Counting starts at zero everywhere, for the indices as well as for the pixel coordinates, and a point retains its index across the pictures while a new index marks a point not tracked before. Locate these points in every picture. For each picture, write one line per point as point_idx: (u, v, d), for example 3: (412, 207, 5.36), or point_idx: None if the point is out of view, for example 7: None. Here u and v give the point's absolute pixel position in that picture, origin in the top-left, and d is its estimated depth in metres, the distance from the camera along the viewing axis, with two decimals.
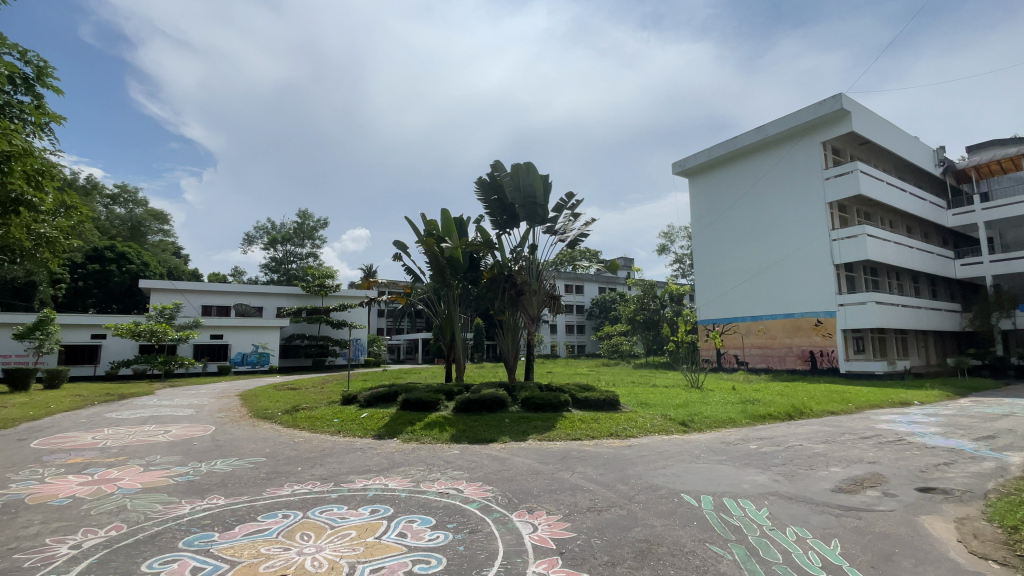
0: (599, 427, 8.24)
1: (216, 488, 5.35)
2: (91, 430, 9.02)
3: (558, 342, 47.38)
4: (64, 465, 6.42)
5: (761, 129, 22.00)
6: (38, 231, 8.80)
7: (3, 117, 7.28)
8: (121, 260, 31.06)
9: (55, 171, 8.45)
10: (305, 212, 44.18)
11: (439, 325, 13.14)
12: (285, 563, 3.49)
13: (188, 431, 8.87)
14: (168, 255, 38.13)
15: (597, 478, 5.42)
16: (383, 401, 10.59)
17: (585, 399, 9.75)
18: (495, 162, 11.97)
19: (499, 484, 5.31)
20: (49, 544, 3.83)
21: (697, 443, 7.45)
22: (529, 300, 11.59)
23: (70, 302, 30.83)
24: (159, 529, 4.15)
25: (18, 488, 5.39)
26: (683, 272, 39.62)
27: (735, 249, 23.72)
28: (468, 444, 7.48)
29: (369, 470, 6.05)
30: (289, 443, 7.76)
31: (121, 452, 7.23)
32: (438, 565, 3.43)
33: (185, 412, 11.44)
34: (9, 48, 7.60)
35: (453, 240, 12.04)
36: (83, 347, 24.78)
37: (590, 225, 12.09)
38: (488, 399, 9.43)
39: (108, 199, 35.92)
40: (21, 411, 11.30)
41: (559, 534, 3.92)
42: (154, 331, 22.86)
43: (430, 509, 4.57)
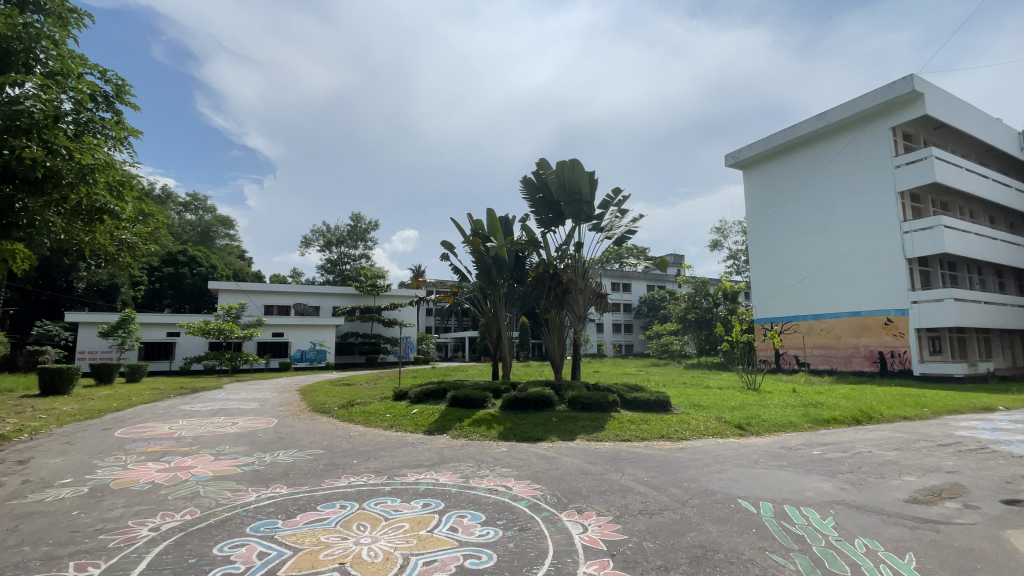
0: (649, 428, 8.06)
1: (279, 478, 5.64)
2: (167, 421, 9.76)
3: (605, 341, 46.87)
4: (144, 453, 6.98)
5: (821, 115, 20.77)
6: (121, 238, 9.52)
7: (88, 133, 7.98)
8: (192, 263, 33.54)
9: (135, 181, 9.17)
10: (358, 215, 45.95)
11: (485, 324, 13.27)
12: (343, 553, 3.63)
13: (254, 423, 9.42)
14: (234, 258, 40.73)
15: (647, 481, 5.30)
16: (433, 398, 10.83)
17: (634, 399, 9.57)
18: (540, 161, 11.92)
19: (548, 483, 5.30)
20: (131, 526, 4.18)
21: (755, 447, 7.14)
22: (575, 298, 11.51)
23: (148, 303, 33.47)
24: (229, 515, 4.43)
25: (106, 474, 5.91)
26: (737, 270, 38.12)
27: (795, 244, 22.52)
28: (516, 441, 7.50)
29: (420, 465, 6.20)
30: (345, 436, 8.09)
31: (194, 442, 7.77)
32: (489, 560, 3.46)
33: (251, 405, 12.14)
34: (92, 69, 8.28)
35: (498, 239, 12.17)
36: (160, 344, 26.84)
37: (638, 221, 11.90)
38: (534, 398, 9.44)
39: (182, 207, 38.72)
40: (108, 403, 12.40)
41: (610, 536, 3.86)
42: (222, 328, 24.43)
43: (480, 505, 4.62)
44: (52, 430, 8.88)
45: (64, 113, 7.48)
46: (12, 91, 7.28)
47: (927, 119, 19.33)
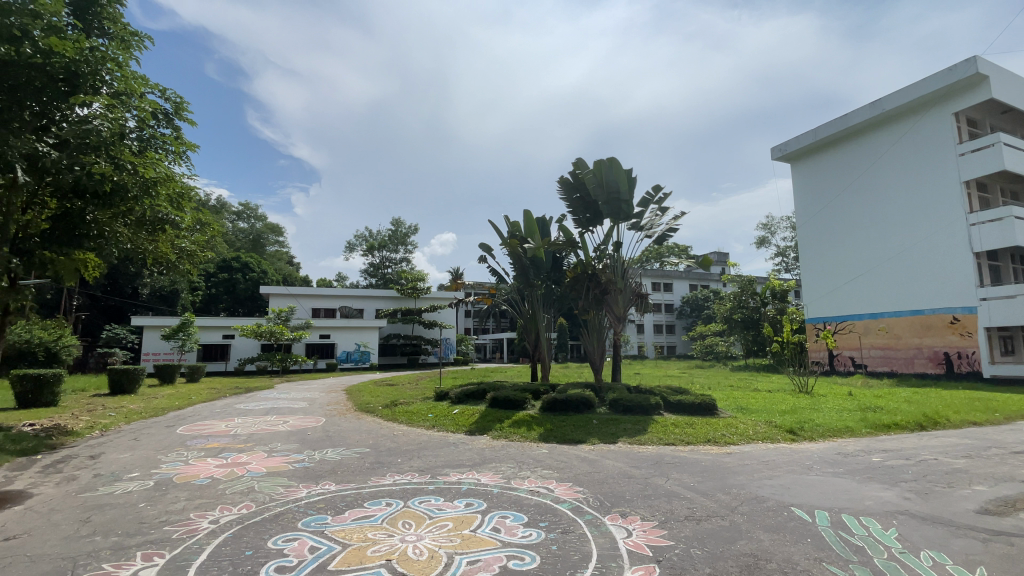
0: (694, 432, 7.84)
1: (328, 475, 5.84)
2: (224, 419, 10.30)
3: (646, 342, 46.04)
4: (204, 450, 7.39)
5: (875, 103, 19.68)
6: (181, 246, 10.11)
7: (151, 149, 8.53)
8: (245, 269, 35.36)
9: (192, 192, 9.71)
10: (398, 219, 47.08)
11: (523, 325, 13.28)
12: (390, 549, 3.71)
13: (304, 422, 9.80)
14: (283, 263, 42.60)
15: (693, 486, 5.16)
16: (473, 398, 10.95)
17: (679, 402, 9.35)
18: (576, 161, 11.82)
19: (591, 485, 5.25)
20: (193, 519, 4.43)
21: (808, 453, 6.82)
22: (614, 298, 11.34)
23: (206, 307, 35.45)
24: (281, 510, 4.62)
25: (170, 468, 6.30)
26: (786, 267, 36.59)
27: (850, 239, 21.35)
28: (557, 443, 7.46)
29: (462, 465, 6.27)
30: (389, 435, 8.28)
31: (249, 439, 8.17)
32: (533, 562, 3.46)
33: (301, 404, 12.66)
34: (154, 89, 8.84)
35: (536, 241, 12.19)
36: (217, 346, 28.35)
37: (680, 218, 11.62)
38: (574, 399, 9.38)
39: (235, 216, 40.79)
40: (171, 401, 13.21)
41: (655, 541, 3.78)
42: (273, 331, 25.53)
43: (522, 506, 4.62)
44: (122, 427, 9.54)
45: (129, 130, 8.00)
46: (83, 111, 7.81)
47: (994, 102, 17.97)
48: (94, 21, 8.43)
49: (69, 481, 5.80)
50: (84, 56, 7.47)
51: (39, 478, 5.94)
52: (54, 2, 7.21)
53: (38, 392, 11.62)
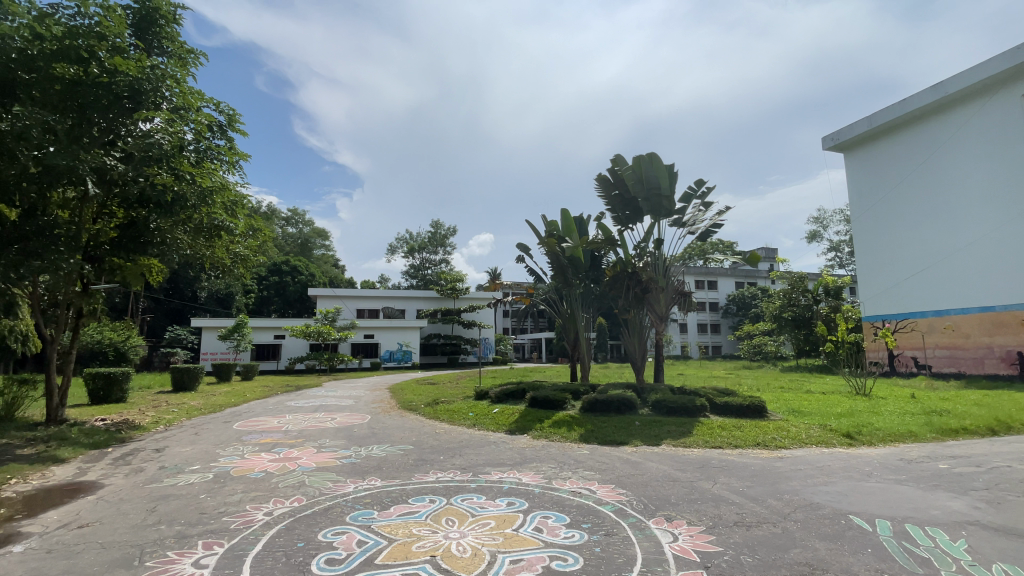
0: (742, 435, 7.57)
1: (374, 471, 6.00)
2: (276, 415, 10.77)
3: (689, 342, 44.85)
4: (258, 444, 7.76)
5: (936, 86, 18.40)
6: (235, 251, 10.61)
7: (208, 160, 9.05)
8: (294, 272, 36.94)
9: (245, 199, 10.19)
10: (438, 222, 47.87)
11: (562, 325, 13.19)
12: (434, 545, 3.78)
13: (350, 419, 10.11)
14: (329, 266, 44.17)
15: (743, 491, 4.98)
16: (513, 398, 10.97)
17: (726, 404, 9.04)
18: (615, 157, 11.63)
19: (634, 488, 5.16)
20: (249, 510, 4.66)
21: (867, 459, 6.44)
22: (656, 297, 11.08)
23: (259, 308, 37.22)
24: (330, 504, 4.78)
25: (227, 462, 6.65)
26: (840, 263, 34.80)
27: (909, 232, 20.03)
28: (598, 445, 7.37)
29: (503, 464, 6.30)
30: (431, 433, 8.42)
31: (299, 435, 8.50)
32: (576, 563, 3.43)
33: (347, 402, 13.08)
34: (209, 103, 9.33)
35: (574, 239, 12.11)
36: (269, 346, 29.70)
37: (724, 213, 11.23)
38: (615, 400, 9.23)
39: (284, 221, 42.60)
40: (228, 398, 13.95)
41: (703, 547, 3.67)
42: (321, 332, 26.37)
43: (564, 507, 4.60)
44: (183, 422, 10.15)
45: (188, 142, 8.54)
46: (144, 125, 8.41)
47: None
48: (153, 40, 8.94)
49: (136, 473, 6.22)
50: (146, 73, 7.94)
51: (110, 470, 6.39)
52: (118, 25, 7.72)
53: (109, 388, 12.53)
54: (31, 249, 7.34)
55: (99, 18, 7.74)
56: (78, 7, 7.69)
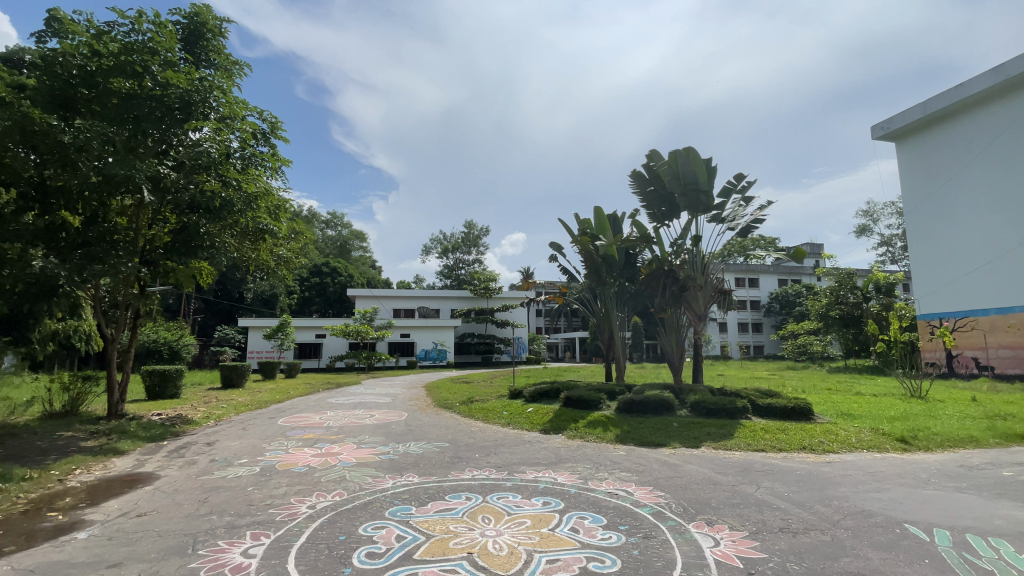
0: (787, 438, 7.29)
1: (411, 468, 6.11)
2: (317, 412, 11.12)
3: (729, 342, 43.58)
4: (301, 440, 8.03)
5: (996, 69, 17.20)
6: (279, 253, 10.91)
7: (253, 166, 9.39)
8: (334, 274, 38.09)
9: (287, 204, 10.55)
10: (471, 222, 48.29)
11: (596, 324, 13.03)
12: (471, 543, 3.81)
13: (388, 416, 10.33)
14: (367, 267, 45.28)
15: (788, 496, 4.80)
16: (547, 398, 10.93)
17: (769, 406, 8.72)
18: (650, 153, 11.42)
19: (673, 490, 5.06)
20: (294, 503, 4.83)
21: (924, 465, 6.08)
22: (694, 295, 10.79)
23: (301, 308, 38.57)
24: (370, 499, 4.90)
25: (272, 456, 6.91)
26: (892, 258, 33.01)
27: (969, 225, 18.77)
28: (635, 446, 7.26)
29: (539, 463, 6.29)
30: (466, 431, 8.49)
31: (340, 431, 8.75)
32: (613, 565, 3.39)
33: (385, 399, 13.38)
34: (254, 111, 9.69)
35: (608, 238, 11.93)
36: (311, 345, 30.71)
37: (766, 208, 10.86)
38: (652, 401, 9.07)
39: (324, 224, 43.99)
40: (273, 395, 14.51)
41: (746, 553, 3.56)
42: (360, 331, 27.08)
43: (600, 507, 4.56)
44: (231, 418, 10.62)
45: (234, 150, 8.92)
46: (194, 135, 8.88)
47: None
48: (202, 53, 9.38)
49: (189, 465, 6.56)
50: (195, 85, 8.35)
51: (166, 462, 6.76)
52: (169, 40, 8.16)
53: (164, 384, 13.25)
54: (93, 254, 7.75)
55: (152, 34, 8.19)
56: (133, 24, 8.17)
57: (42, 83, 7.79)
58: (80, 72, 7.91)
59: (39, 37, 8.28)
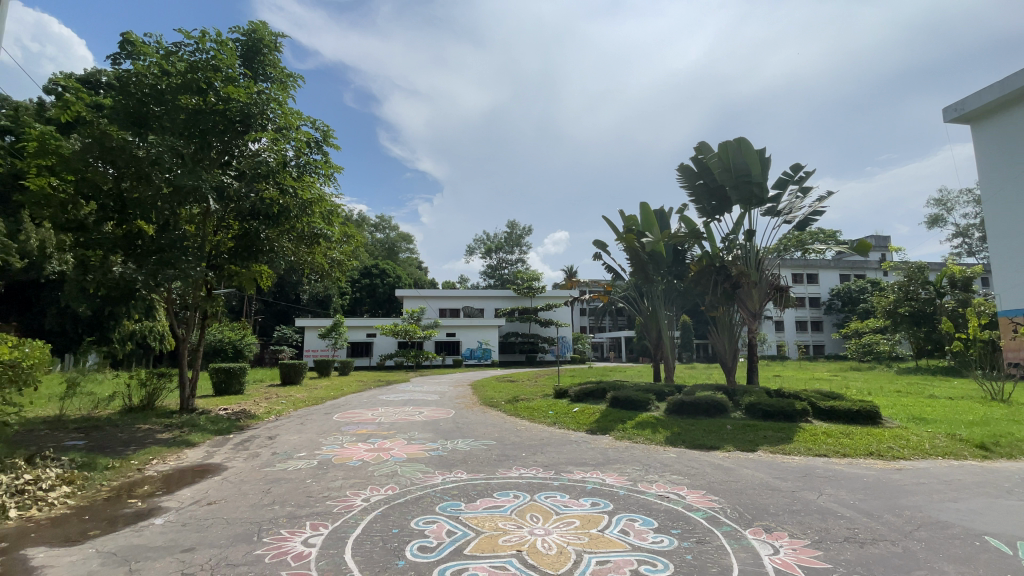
0: (851, 443, 6.87)
1: (460, 464, 6.22)
2: (369, 408, 11.50)
3: (786, 342, 41.54)
4: (354, 435, 8.33)
5: None
6: (333, 256, 11.34)
7: (307, 174, 9.81)
8: (383, 275, 39.33)
9: (340, 208, 10.97)
10: (513, 222, 48.54)
11: (643, 323, 12.76)
12: (520, 540, 3.84)
13: (436, 413, 10.54)
14: (413, 268, 46.42)
15: (853, 504, 4.53)
16: (593, 398, 10.82)
17: (831, 409, 8.26)
18: (699, 145, 11.08)
19: (728, 495, 4.88)
20: (349, 496, 5.02)
21: (1009, 474, 5.56)
22: (748, 293, 10.35)
23: (353, 308, 40.02)
24: (420, 493, 5.03)
25: (329, 450, 7.22)
26: (969, 250, 30.47)
27: None
28: (686, 448, 7.07)
29: (587, 464, 6.23)
30: (513, 430, 8.53)
31: (391, 427, 9.02)
32: (666, 569, 3.32)
33: (432, 397, 13.68)
34: (307, 121, 10.12)
35: (654, 234, 11.64)
36: (362, 344, 31.82)
37: (826, 199, 10.28)
38: (704, 402, 8.80)
39: (373, 227, 45.51)
40: (328, 392, 15.15)
41: (808, 562, 3.39)
42: (408, 330, 27.78)
43: (651, 511, 4.46)
44: (290, 413, 11.19)
45: (291, 159, 9.38)
46: (253, 145, 9.39)
47: None
48: (259, 67, 9.89)
49: (253, 457, 6.95)
50: (253, 98, 8.78)
51: (232, 454, 7.20)
52: (229, 56, 8.65)
53: (230, 380, 14.09)
54: (165, 259, 8.32)
55: (214, 51, 8.72)
56: (197, 43, 8.74)
57: (119, 103, 8.48)
58: (151, 90, 8.55)
59: (115, 59, 9.01)
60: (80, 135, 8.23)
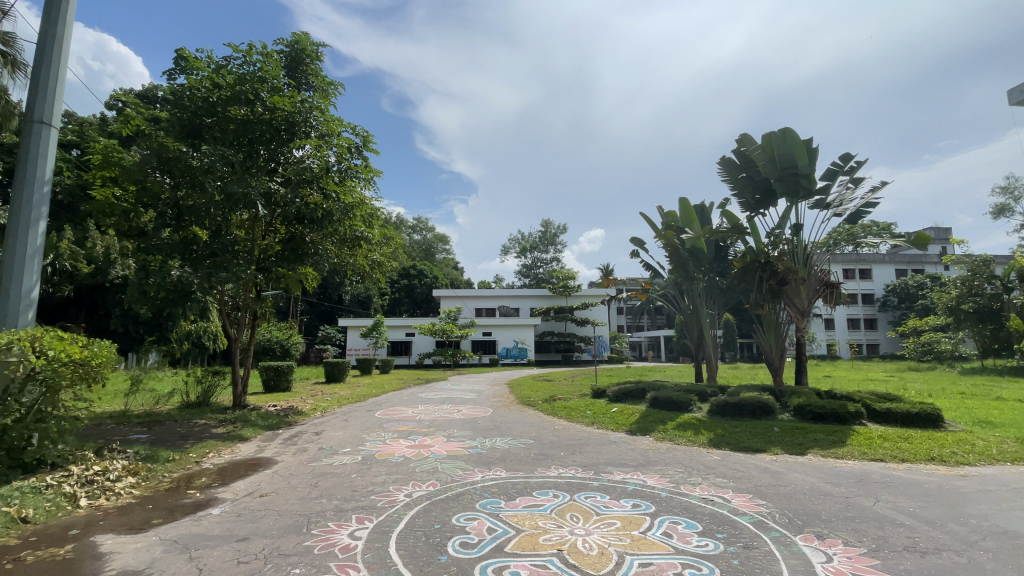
0: (910, 448, 6.49)
1: (499, 462, 6.27)
2: (409, 406, 11.75)
3: (837, 341, 39.61)
4: (396, 432, 8.53)
5: None
6: (374, 258, 11.61)
7: (349, 178, 10.10)
8: (420, 275, 40.12)
9: (379, 211, 11.22)
10: (548, 221, 48.53)
11: (684, 322, 12.48)
12: (560, 540, 3.83)
13: (474, 411, 10.66)
14: (450, 269, 47.10)
15: (913, 511, 4.28)
16: (632, 398, 10.68)
17: (887, 411, 7.83)
18: (741, 137, 10.73)
19: (776, 499, 4.72)
20: (392, 491, 5.15)
21: None
22: (795, 289, 9.95)
23: (392, 308, 40.98)
24: (461, 490, 5.09)
25: (372, 446, 7.43)
26: None
27: None
28: (730, 450, 6.88)
29: (626, 465, 6.16)
30: (551, 429, 8.52)
31: (430, 425, 9.19)
32: (711, 573, 3.24)
33: (470, 395, 13.82)
34: (348, 127, 10.42)
35: (695, 230, 11.36)
36: (401, 343, 32.54)
37: (880, 190, 9.77)
38: (749, 403, 8.53)
39: (411, 229, 46.46)
40: (369, 389, 15.56)
41: (863, 571, 3.24)
42: (445, 329, 28.20)
43: (694, 513, 4.37)
44: (334, 410, 11.57)
45: (332, 164, 9.69)
46: (298, 152, 9.74)
47: None
48: (302, 77, 10.25)
49: (301, 452, 7.24)
50: (297, 107, 9.13)
51: (282, 449, 7.52)
52: (274, 67, 9.01)
53: (278, 378, 14.70)
54: (218, 263, 8.75)
55: (260, 63, 9.11)
56: (245, 56, 9.14)
57: (174, 116, 8.98)
58: (203, 103, 9.02)
59: (170, 75, 9.56)
60: (139, 147, 8.78)
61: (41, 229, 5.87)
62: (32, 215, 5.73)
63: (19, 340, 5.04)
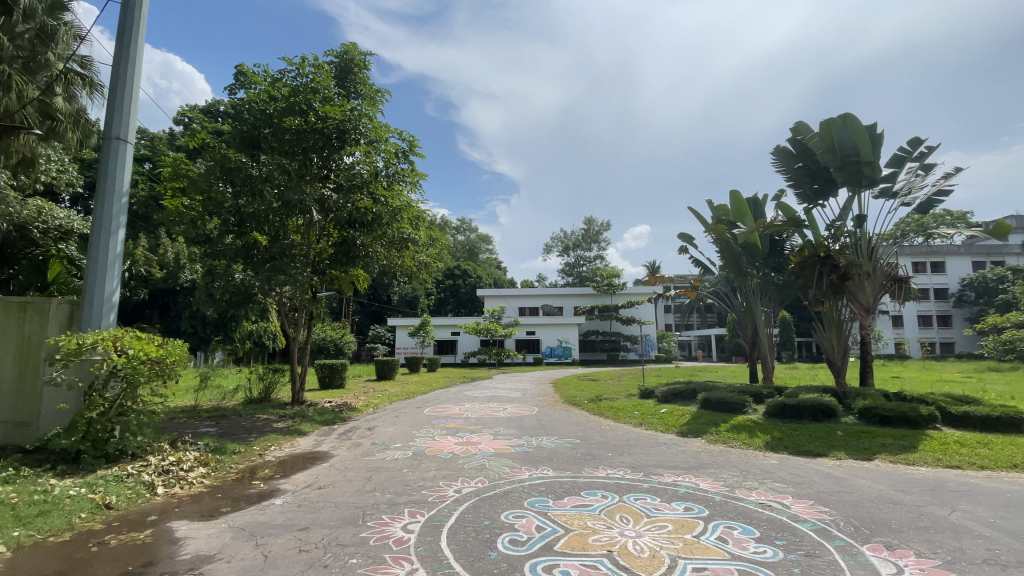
0: (991, 454, 5.98)
1: (546, 461, 6.27)
2: (456, 403, 11.96)
3: (906, 339, 36.96)
4: (444, 429, 8.71)
5: None
6: (421, 259, 11.88)
7: (396, 182, 10.40)
8: (464, 275, 40.72)
9: (425, 214, 11.49)
10: (591, 219, 48.03)
11: (737, 320, 12.02)
12: (610, 540, 3.80)
13: (520, 410, 10.72)
14: (493, 268, 47.51)
15: (996, 523, 3.95)
16: (682, 398, 10.41)
17: (964, 415, 7.25)
18: (796, 125, 10.22)
19: (840, 506, 4.47)
20: (442, 487, 5.26)
21: None
22: (859, 285, 9.37)
23: (438, 308, 41.81)
24: (508, 488, 5.14)
25: (422, 443, 7.62)
26: None
27: None
28: (788, 454, 6.57)
29: (677, 467, 6.01)
30: (598, 429, 8.45)
31: (477, 422, 9.31)
32: None
33: (515, 394, 13.91)
34: (395, 133, 10.72)
35: (747, 224, 10.92)
36: (447, 342, 33.13)
37: (953, 177, 9.07)
38: (809, 405, 8.11)
39: (455, 230, 47.19)
40: (417, 387, 15.97)
41: None
42: (489, 328, 28.49)
43: (751, 519, 4.21)
44: (385, 406, 11.94)
45: (380, 169, 10.01)
46: (348, 159, 10.12)
47: None
48: (351, 86, 10.62)
49: (355, 447, 7.53)
50: (347, 115, 9.52)
51: (337, 443, 7.85)
52: (325, 78, 9.42)
53: (332, 375, 15.32)
54: (277, 266, 9.22)
55: (312, 75, 9.54)
56: (298, 69, 9.59)
57: (236, 129, 9.54)
58: (261, 115, 9.52)
59: (231, 90, 10.15)
60: (204, 160, 9.37)
61: (119, 237, 6.40)
62: (112, 224, 6.26)
63: (102, 340, 5.52)
